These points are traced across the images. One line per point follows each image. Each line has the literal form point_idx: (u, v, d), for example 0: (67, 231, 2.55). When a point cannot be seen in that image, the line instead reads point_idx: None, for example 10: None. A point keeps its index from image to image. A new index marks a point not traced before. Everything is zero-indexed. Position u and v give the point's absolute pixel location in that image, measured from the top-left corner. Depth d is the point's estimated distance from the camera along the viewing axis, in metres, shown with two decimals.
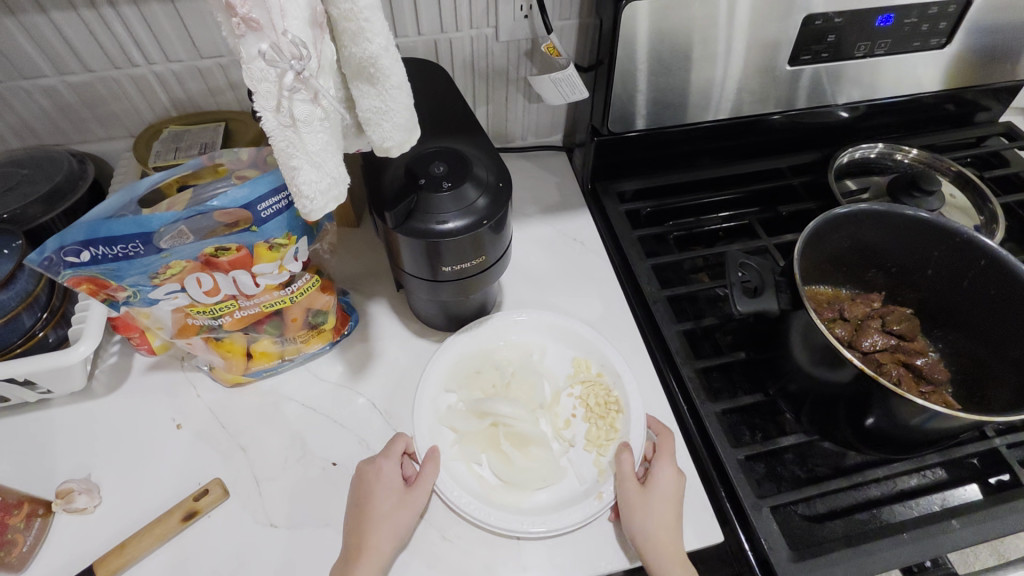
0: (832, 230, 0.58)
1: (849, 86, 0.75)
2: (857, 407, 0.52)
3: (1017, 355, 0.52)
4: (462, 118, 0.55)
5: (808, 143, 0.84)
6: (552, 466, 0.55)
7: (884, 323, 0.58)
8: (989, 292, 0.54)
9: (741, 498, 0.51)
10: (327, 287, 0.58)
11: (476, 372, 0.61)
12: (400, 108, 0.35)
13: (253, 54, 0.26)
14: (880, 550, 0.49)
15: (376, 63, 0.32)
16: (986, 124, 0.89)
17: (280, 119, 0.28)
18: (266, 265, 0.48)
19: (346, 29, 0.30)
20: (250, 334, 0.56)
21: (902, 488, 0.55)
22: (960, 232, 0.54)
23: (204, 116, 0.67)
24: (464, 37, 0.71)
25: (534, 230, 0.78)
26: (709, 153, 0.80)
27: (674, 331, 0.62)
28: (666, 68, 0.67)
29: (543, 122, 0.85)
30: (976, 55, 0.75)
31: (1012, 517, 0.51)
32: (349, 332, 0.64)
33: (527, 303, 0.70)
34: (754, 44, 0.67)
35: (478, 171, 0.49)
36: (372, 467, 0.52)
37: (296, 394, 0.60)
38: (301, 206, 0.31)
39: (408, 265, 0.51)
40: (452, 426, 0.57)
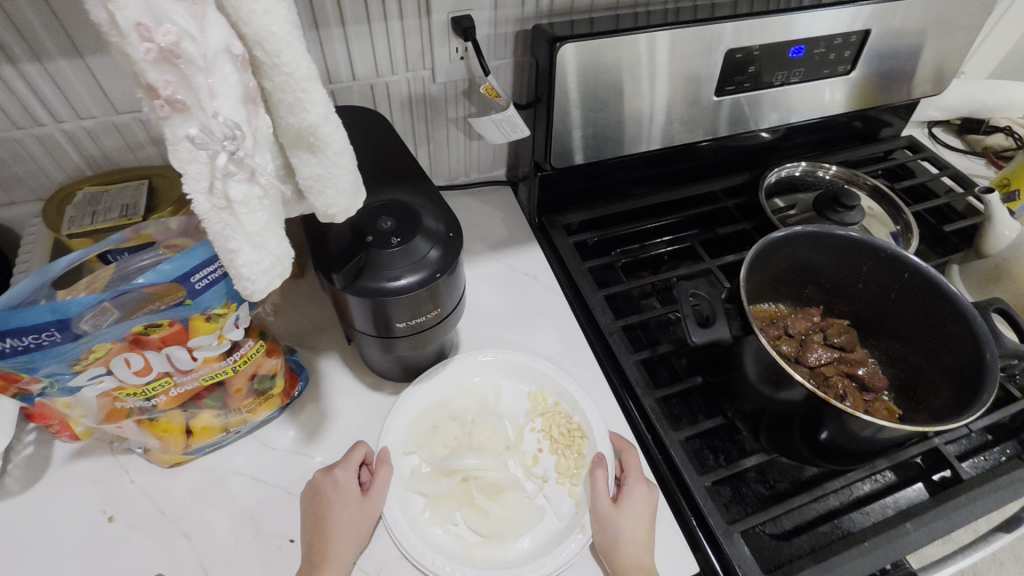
0: (771, 253, 0.60)
1: (770, 110, 0.78)
2: (810, 424, 0.54)
3: (944, 358, 0.56)
4: (405, 167, 0.53)
5: (738, 166, 0.88)
6: (529, 510, 0.54)
7: (825, 336, 0.62)
8: (915, 301, 0.58)
9: (712, 526, 0.52)
10: (272, 350, 0.55)
11: (434, 426, 0.58)
12: (344, 174, 0.33)
13: (180, 136, 0.25)
14: (846, 562, 0.51)
15: (316, 133, 0.30)
16: (891, 139, 0.97)
17: (214, 201, 0.26)
18: (204, 337, 0.45)
19: (282, 101, 0.28)
20: (189, 410, 0.52)
21: (857, 495, 0.57)
22: (884, 249, 0.58)
23: (124, 174, 0.62)
24: (400, 80, 0.70)
25: (484, 267, 0.77)
26: (648, 180, 0.83)
27: (633, 361, 0.63)
28: (602, 105, 0.68)
29: (485, 158, 0.85)
30: (878, 80, 0.82)
31: (959, 513, 0.54)
32: (299, 393, 0.60)
33: (484, 344, 0.69)
34: (683, 78, 0.69)
35: (427, 222, 0.48)
36: (329, 478, 0.52)
37: (244, 467, 0.56)
38: (243, 288, 0.29)
39: (361, 323, 0.49)
40: (421, 490, 0.54)
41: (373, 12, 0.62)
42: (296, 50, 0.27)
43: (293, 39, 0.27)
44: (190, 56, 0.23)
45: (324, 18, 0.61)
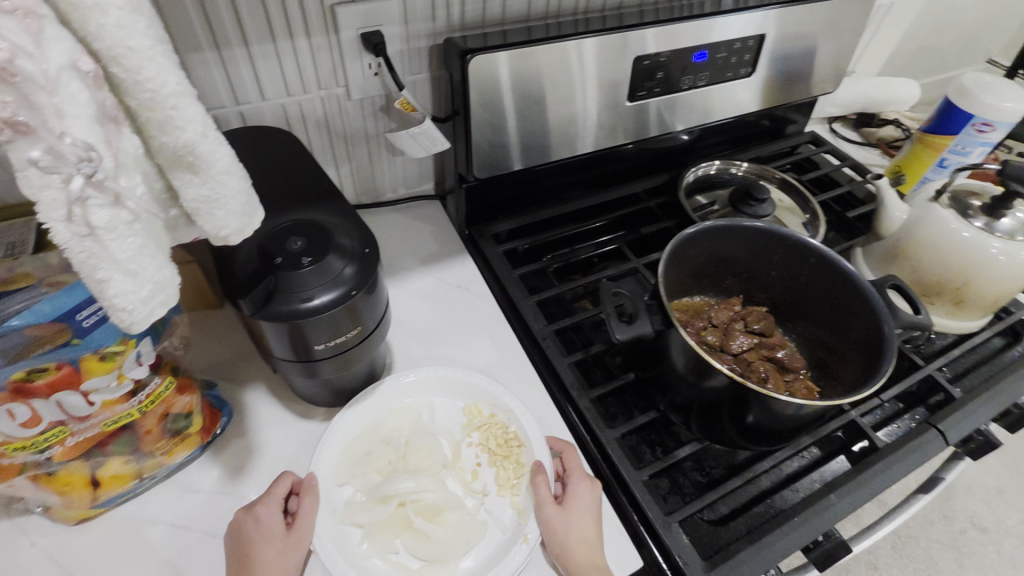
0: (689, 247, 0.63)
1: (684, 112, 0.82)
2: (737, 409, 0.55)
3: (852, 335, 0.59)
4: (317, 185, 0.52)
5: (658, 167, 0.91)
6: (471, 526, 0.53)
7: (746, 324, 0.64)
8: (821, 284, 0.61)
9: (652, 520, 0.52)
10: (185, 387, 0.52)
11: (367, 453, 0.56)
12: (233, 194, 0.32)
13: (25, 161, 0.23)
14: (779, 539, 0.52)
15: (194, 151, 0.29)
16: (797, 134, 1.03)
17: (74, 230, 0.24)
18: (99, 379, 0.42)
19: (150, 119, 0.27)
20: (94, 459, 0.48)
21: (786, 472, 0.60)
22: (790, 237, 0.61)
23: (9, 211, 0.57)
24: (314, 98, 0.69)
25: (416, 282, 0.76)
26: (574, 185, 0.84)
27: (567, 364, 0.63)
28: (521, 114, 0.69)
29: (411, 173, 0.84)
30: (779, 80, 0.87)
31: (878, 479, 0.57)
32: (222, 430, 0.57)
33: (419, 360, 0.68)
34: (598, 85, 0.71)
35: (340, 240, 0.47)
36: (250, 515, 0.49)
37: (162, 514, 0.52)
38: (119, 319, 0.27)
39: (278, 349, 0.47)
40: (357, 521, 0.52)
41: (278, 30, 0.61)
42: (160, 65, 0.26)
43: (154, 55, 0.25)
44: (29, 74, 0.22)
45: (224, 38, 0.59)
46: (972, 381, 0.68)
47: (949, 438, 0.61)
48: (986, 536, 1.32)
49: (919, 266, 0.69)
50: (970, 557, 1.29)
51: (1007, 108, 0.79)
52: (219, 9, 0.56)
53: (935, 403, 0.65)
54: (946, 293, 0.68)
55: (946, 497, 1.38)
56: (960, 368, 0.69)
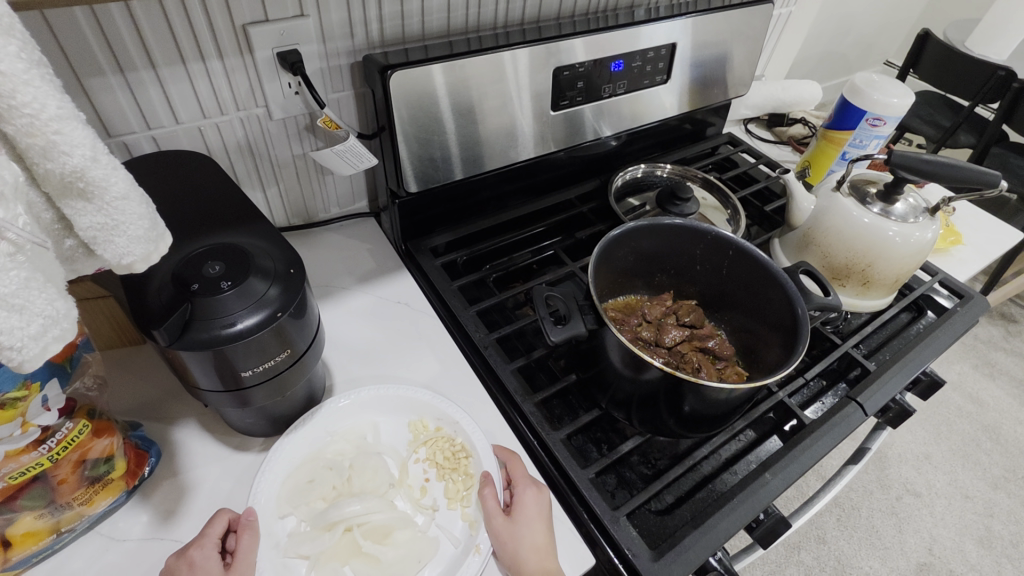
0: (617, 248, 0.65)
1: (608, 119, 0.85)
2: (673, 399, 0.57)
3: (771, 320, 0.63)
4: (238, 208, 0.50)
5: (589, 173, 0.93)
6: (421, 543, 0.52)
7: (678, 318, 0.67)
8: (742, 274, 0.65)
9: (600, 516, 0.53)
10: (103, 429, 0.48)
11: (309, 481, 0.55)
12: (134, 219, 0.31)
13: None
14: (722, 521, 0.54)
15: (85, 176, 0.28)
16: (716, 136, 1.09)
17: None
18: (1, 428, 0.39)
19: (31, 145, 0.26)
20: (1, 518, 0.44)
21: (725, 457, 0.62)
22: (709, 232, 0.64)
23: None
24: (232, 120, 0.67)
25: (354, 301, 0.75)
26: (508, 195, 0.85)
27: (509, 370, 0.64)
28: (448, 127, 0.70)
29: (343, 191, 0.83)
30: (694, 85, 0.92)
31: (808, 454, 0.60)
32: (150, 472, 0.54)
33: (361, 380, 0.66)
34: (523, 96, 0.73)
35: (262, 261, 0.46)
36: (184, 560, 0.46)
37: (85, 570, 0.48)
38: (7, 358, 0.25)
39: (204, 380, 0.45)
40: (302, 553, 0.50)
41: (187, 51, 0.59)
42: (38, 89, 0.25)
43: (31, 78, 0.25)
44: None
45: (129, 61, 0.56)
46: (885, 355, 0.73)
47: (867, 410, 0.66)
48: (919, 499, 1.42)
49: (828, 252, 0.74)
50: (907, 521, 1.38)
51: (894, 103, 0.87)
52: (119, 31, 0.54)
53: (854, 378, 0.70)
54: (855, 275, 0.74)
55: (881, 467, 1.48)
56: (874, 344, 0.75)
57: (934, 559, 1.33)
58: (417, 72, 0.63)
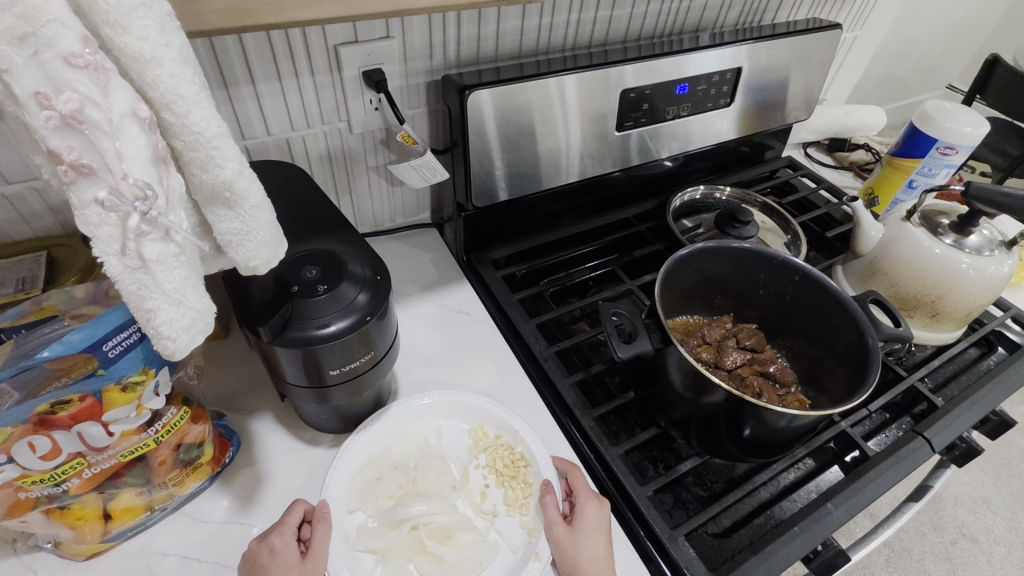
0: (680, 269, 0.66)
1: (668, 141, 0.86)
2: (734, 421, 0.58)
3: (837, 349, 0.63)
4: (328, 217, 0.54)
5: (646, 193, 0.95)
6: (483, 547, 0.53)
7: (738, 341, 0.67)
8: (808, 301, 0.65)
9: (659, 534, 0.54)
10: (198, 416, 0.52)
11: (377, 479, 0.57)
12: (263, 226, 0.34)
13: (87, 200, 0.25)
14: (782, 548, 0.54)
15: (232, 188, 0.31)
16: (774, 160, 1.08)
17: (126, 262, 0.26)
18: (120, 409, 0.43)
19: (193, 158, 0.29)
20: (106, 492, 0.48)
21: (784, 484, 0.62)
22: (775, 257, 0.65)
23: (20, 247, 0.59)
24: (317, 133, 0.71)
25: (417, 308, 0.77)
26: (565, 212, 0.87)
27: (568, 384, 0.65)
28: (516, 145, 0.72)
29: (409, 202, 0.87)
30: (756, 109, 0.93)
31: (871, 487, 0.59)
32: (231, 459, 0.57)
33: (424, 385, 0.69)
34: (587, 117, 0.75)
35: (353, 268, 0.49)
36: (265, 545, 0.49)
37: (172, 547, 0.52)
38: (163, 346, 0.29)
39: (292, 375, 0.48)
40: (370, 547, 0.53)
41: (284, 70, 0.63)
42: (205, 110, 0.28)
43: (201, 100, 0.28)
44: (95, 121, 0.24)
45: (232, 77, 0.61)
46: (952, 390, 0.71)
47: (934, 446, 0.64)
48: (977, 545, 1.34)
49: (895, 282, 0.73)
50: (963, 567, 1.31)
51: (966, 133, 0.85)
52: (228, 51, 0.59)
53: (919, 412, 0.68)
54: (923, 307, 0.72)
55: (936, 508, 1.41)
56: (940, 378, 0.73)
57: None
58: (491, 92, 0.66)
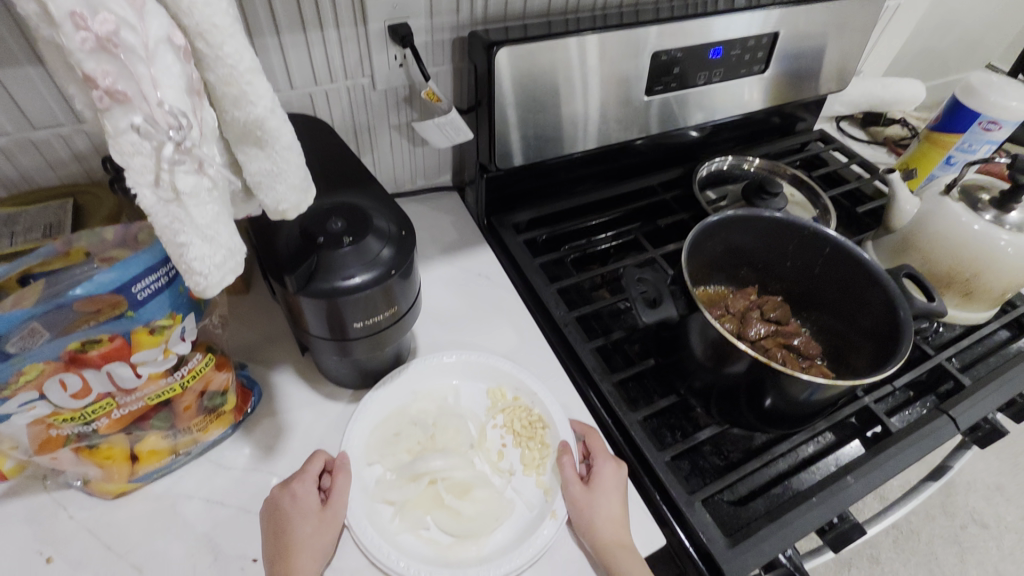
0: (708, 237, 0.64)
1: (694, 109, 0.83)
2: (755, 391, 0.57)
3: (865, 323, 0.62)
4: (351, 170, 0.53)
5: (670, 162, 0.92)
6: (499, 503, 0.54)
7: (762, 312, 0.66)
8: (838, 273, 0.63)
9: (675, 498, 0.54)
10: (222, 365, 0.53)
11: (396, 434, 0.58)
12: (293, 169, 0.33)
13: (121, 128, 0.24)
14: (798, 518, 0.54)
15: (263, 126, 0.30)
16: (806, 132, 1.04)
17: (160, 195, 0.26)
18: (148, 351, 0.44)
19: (226, 94, 0.28)
20: (133, 434, 0.49)
21: (802, 456, 0.61)
22: (807, 227, 0.63)
23: (48, 193, 0.59)
24: (339, 88, 0.70)
25: (437, 270, 0.77)
26: (586, 179, 0.85)
27: (588, 349, 0.65)
28: (542, 107, 0.70)
29: (430, 164, 0.85)
30: (790, 79, 0.89)
31: (892, 462, 0.59)
32: (252, 409, 0.58)
33: (442, 345, 0.69)
34: (617, 79, 0.72)
35: (378, 221, 0.48)
36: (287, 492, 0.50)
37: (196, 490, 0.53)
38: (196, 282, 0.29)
39: (315, 326, 0.48)
40: (388, 499, 0.53)
41: (308, 20, 0.62)
42: (238, 43, 0.27)
43: (235, 32, 0.27)
44: (130, 45, 0.23)
45: (256, 26, 0.60)
46: (980, 371, 0.69)
47: (959, 425, 0.63)
48: (987, 531, 1.34)
49: (929, 259, 0.71)
50: (970, 552, 1.31)
51: (1013, 107, 0.81)
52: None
53: (945, 392, 0.67)
54: (956, 285, 0.70)
55: (947, 493, 1.40)
56: (968, 359, 0.71)
57: None
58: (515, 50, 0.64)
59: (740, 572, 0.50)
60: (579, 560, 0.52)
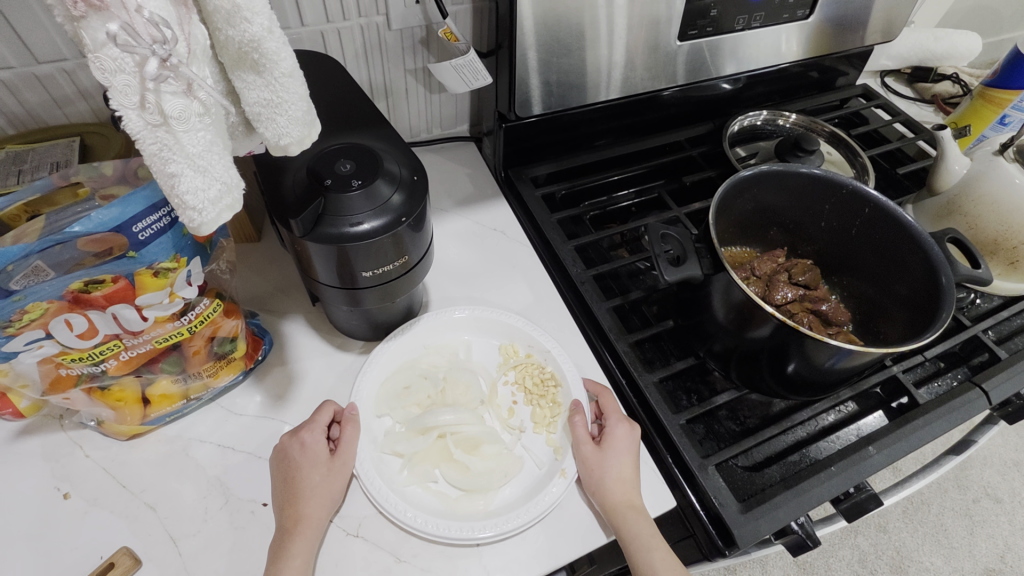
0: (737, 195, 0.61)
1: (727, 59, 0.77)
2: (778, 356, 0.55)
3: (901, 290, 0.58)
4: (363, 113, 0.50)
5: (700, 116, 0.87)
6: (508, 460, 0.53)
7: (790, 276, 0.63)
8: (876, 236, 0.60)
9: (688, 461, 0.53)
10: (231, 311, 0.52)
11: (406, 387, 0.57)
12: (295, 99, 0.33)
13: (101, 40, 0.24)
14: (815, 487, 0.53)
15: (260, 48, 0.30)
16: (847, 87, 0.97)
17: (146, 118, 0.27)
18: (153, 295, 0.43)
19: (218, 8, 0.28)
20: (144, 377, 0.49)
21: (823, 425, 0.60)
22: (846, 185, 0.59)
23: (53, 131, 0.55)
24: (354, 26, 0.64)
25: (451, 224, 0.75)
26: (608, 132, 0.81)
27: (605, 308, 0.62)
28: (566, 51, 0.65)
29: (447, 112, 0.81)
30: (833, 27, 0.81)
31: (917, 434, 0.57)
32: (263, 357, 0.58)
33: (455, 300, 0.67)
34: (647, 22, 0.67)
35: (388, 166, 0.46)
36: (296, 440, 0.50)
37: (208, 435, 0.53)
38: (191, 218, 0.30)
39: (325, 275, 0.46)
40: (397, 451, 0.53)
41: None
42: None
43: None
44: None
45: None
46: (1018, 344, 0.66)
47: (991, 399, 0.60)
48: (999, 506, 1.32)
49: (975, 224, 0.67)
50: (981, 525, 1.30)
51: None
52: None
53: (978, 364, 0.64)
54: (1001, 253, 0.66)
55: (962, 466, 1.38)
56: (1005, 331, 0.67)
57: (1004, 566, 1.25)
58: None
59: (752, 538, 0.49)
60: (587, 519, 0.51)
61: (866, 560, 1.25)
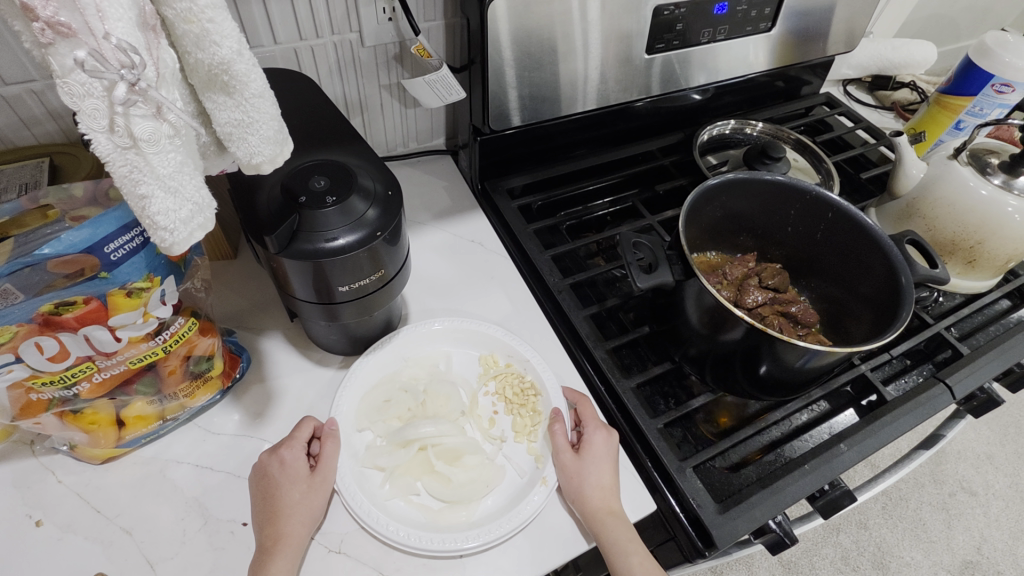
0: (706, 202, 0.62)
1: (695, 71, 0.80)
2: (751, 358, 0.56)
3: (866, 290, 0.61)
4: (336, 130, 0.51)
5: (671, 125, 0.89)
6: (490, 470, 0.54)
7: (761, 280, 0.64)
8: (840, 239, 0.62)
9: (666, 464, 0.54)
10: (207, 330, 0.52)
11: (386, 401, 0.57)
12: (265, 118, 0.34)
13: (69, 65, 0.25)
14: (789, 486, 0.54)
15: (229, 70, 0.31)
16: (811, 95, 0.99)
17: (115, 141, 0.27)
18: (126, 315, 0.43)
19: (187, 32, 0.29)
20: (118, 398, 0.49)
21: (796, 424, 0.61)
22: (809, 191, 0.61)
23: (20, 153, 0.54)
24: (327, 43, 0.65)
25: (429, 236, 0.75)
26: (582, 144, 0.82)
27: (582, 316, 0.64)
28: (536, 66, 0.66)
29: (423, 126, 0.82)
30: (795, 38, 0.83)
31: (886, 430, 0.58)
32: (241, 375, 0.58)
33: (434, 313, 0.68)
34: (614, 36, 0.68)
35: (363, 181, 0.46)
36: (276, 457, 0.50)
37: (185, 455, 0.53)
38: (163, 238, 0.31)
39: (301, 291, 0.46)
40: (378, 465, 0.53)
41: None
42: None
43: None
44: None
45: None
46: (978, 340, 0.68)
47: (955, 393, 0.62)
48: (974, 498, 1.36)
49: (934, 225, 0.70)
50: (957, 518, 1.33)
51: None
52: None
53: (942, 360, 0.66)
54: (960, 252, 0.69)
55: (937, 461, 1.41)
56: (967, 328, 0.70)
57: (980, 558, 1.28)
58: (505, 6, 0.59)
59: (730, 537, 0.50)
60: (569, 526, 0.52)
61: (849, 557, 1.27)
